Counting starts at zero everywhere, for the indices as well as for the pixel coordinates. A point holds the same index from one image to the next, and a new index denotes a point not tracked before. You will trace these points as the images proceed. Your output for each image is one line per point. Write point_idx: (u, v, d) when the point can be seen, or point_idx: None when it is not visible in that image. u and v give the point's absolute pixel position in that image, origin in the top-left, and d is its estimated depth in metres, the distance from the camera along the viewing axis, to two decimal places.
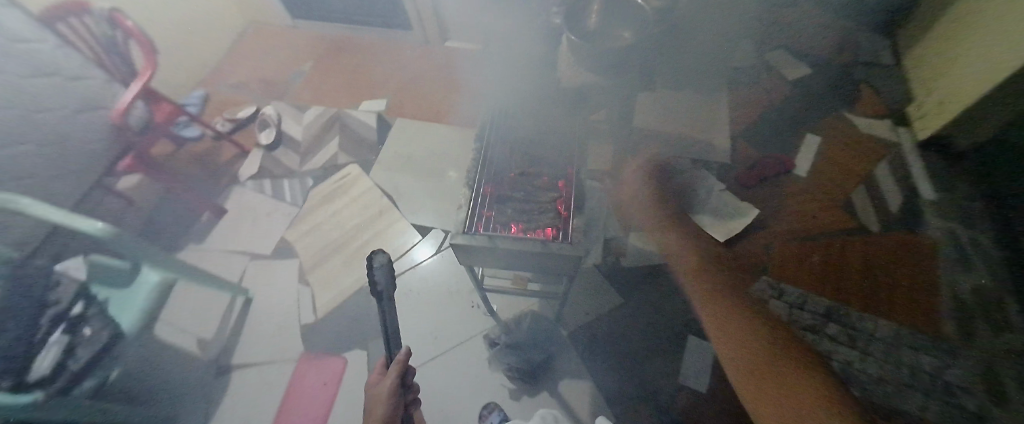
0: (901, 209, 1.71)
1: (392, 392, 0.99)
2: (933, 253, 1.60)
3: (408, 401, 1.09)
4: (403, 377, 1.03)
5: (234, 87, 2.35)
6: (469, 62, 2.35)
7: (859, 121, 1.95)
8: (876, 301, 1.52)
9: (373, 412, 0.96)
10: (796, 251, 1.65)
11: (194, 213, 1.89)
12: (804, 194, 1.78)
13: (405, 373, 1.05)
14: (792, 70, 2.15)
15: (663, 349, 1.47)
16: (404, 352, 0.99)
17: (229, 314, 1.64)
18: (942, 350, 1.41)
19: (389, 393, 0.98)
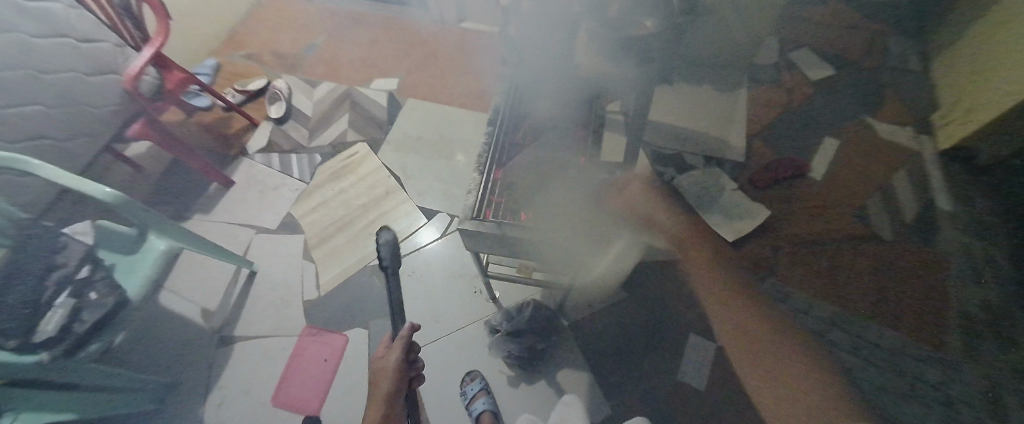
0: (915, 218, 1.68)
1: (398, 364, 0.91)
2: (944, 265, 1.57)
3: (416, 379, 0.98)
4: (409, 350, 0.96)
5: (246, 57, 2.33)
6: (484, 45, 2.32)
7: (879, 127, 1.91)
8: (884, 309, 1.50)
9: (378, 385, 0.86)
10: (805, 255, 1.62)
11: (201, 183, 1.89)
12: (818, 197, 1.75)
13: (410, 348, 0.97)
14: (814, 70, 2.10)
15: (663, 345, 1.47)
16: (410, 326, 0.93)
17: (233, 286, 1.66)
18: (946, 363, 1.39)
19: (394, 366, 0.89)
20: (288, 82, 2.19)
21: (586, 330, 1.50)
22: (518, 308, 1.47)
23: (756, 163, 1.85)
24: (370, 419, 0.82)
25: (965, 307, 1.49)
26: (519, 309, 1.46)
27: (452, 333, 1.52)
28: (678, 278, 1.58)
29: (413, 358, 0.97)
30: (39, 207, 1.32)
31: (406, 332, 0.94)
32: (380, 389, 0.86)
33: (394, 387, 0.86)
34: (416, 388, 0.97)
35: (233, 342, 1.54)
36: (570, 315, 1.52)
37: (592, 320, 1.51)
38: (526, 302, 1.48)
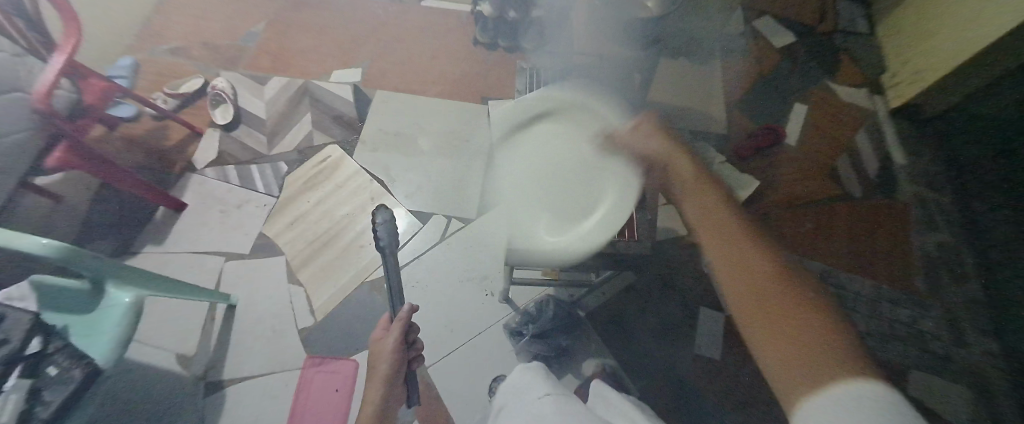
0: (877, 174, 1.83)
1: (397, 349, 0.89)
2: (904, 215, 1.75)
3: (414, 356, 0.99)
4: (407, 332, 0.92)
5: (170, 53, 1.97)
6: (452, 25, 2.13)
7: (840, 90, 2.03)
8: (861, 263, 1.65)
9: (375, 368, 0.89)
10: (790, 219, 1.74)
11: (144, 209, 1.60)
12: (796, 162, 1.85)
13: (409, 329, 0.93)
14: (778, 37, 2.18)
15: (679, 322, 1.49)
16: (407, 310, 0.87)
17: (211, 324, 1.46)
18: (914, 303, 1.57)
19: (393, 351, 0.89)
20: (231, 81, 1.89)
21: (604, 318, 1.49)
22: (539, 307, 1.45)
23: (737, 134, 1.91)
24: (369, 397, 0.88)
25: (925, 250, 1.67)
26: (540, 307, 1.44)
27: (470, 340, 1.46)
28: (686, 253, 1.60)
29: (412, 338, 0.96)
30: None
31: (405, 317, 0.88)
32: (379, 374, 0.88)
33: (391, 371, 0.88)
34: (415, 365, 1.00)
35: (223, 387, 1.36)
36: (586, 306, 1.51)
37: (609, 308, 1.51)
38: (545, 299, 1.47)
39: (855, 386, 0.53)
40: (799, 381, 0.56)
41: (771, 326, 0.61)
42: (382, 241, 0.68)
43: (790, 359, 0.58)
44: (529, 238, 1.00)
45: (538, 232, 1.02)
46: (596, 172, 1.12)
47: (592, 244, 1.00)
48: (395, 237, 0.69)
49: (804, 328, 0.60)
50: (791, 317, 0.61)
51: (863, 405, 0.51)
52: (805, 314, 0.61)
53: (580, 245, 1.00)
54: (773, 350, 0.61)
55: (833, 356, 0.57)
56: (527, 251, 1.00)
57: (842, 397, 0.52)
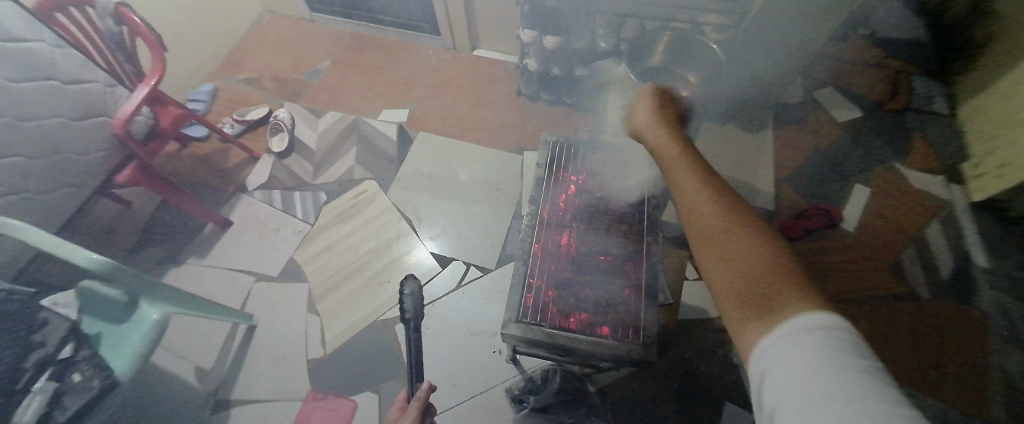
0: (950, 277, 1.54)
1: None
2: (986, 332, 1.42)
3: None
4: (423, 413, 0.92)
5: (246, 83, 2.20)
6: (500, 75, 2.21)
7: (910, 175, 1.81)
8: (921, 379, 1.42)
9: None
10: (842, 314, 1.57)
11: (195, 223, 1.74)
12: (846, 252, 1.71)
13: (425, 411, 0.95)
14: (840, 111, 2.03)
15: (700, 417, 1.34)
16: (427, 387, 0.91)
17: (231, 342, 1.52)
18: None
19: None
20: (291, 111, 2.06)
21: (616, 398, 1.39)
22: (544, 376, 1.39)
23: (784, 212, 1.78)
24: None
25: None
26: (545, 377, 1.38)
27: (471, 399, 1.40)
28: (715, 338, 1.47)
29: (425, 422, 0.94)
30: (8, 272, 1.17)
31: (423, 395, 0.91)
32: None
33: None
34: None
35: (229, 407, 1.40)
36: (598, 381, 1.41)
37: (622, 388, 1.40)
38: (552, 368, 1.40)
39: (808, 313, 0.50)
40: (753, 311, 0.55)
41: (734, 268, 0.60)
42: (406, 311, 0.85)
43: (752, 292, 0.57)
44: (524, 326, 1.00)
45: (536, 321, 1.02)
46: (611, 264, 1.11)
47: (590, 344, 0.97)
48: (418, 310, 0.87)
49: (759, 266, 0.58)
50: (749, 258, 0.60)
51: (814, 331, 0.48)
52: (765, 253, 0.60)
53: (577, 342, 0.98)
54: (736, 288, 0.59)
55: (788, 287, 0.55)
56: (524, 333, 0.99)
57: (792, 325, 0.50)
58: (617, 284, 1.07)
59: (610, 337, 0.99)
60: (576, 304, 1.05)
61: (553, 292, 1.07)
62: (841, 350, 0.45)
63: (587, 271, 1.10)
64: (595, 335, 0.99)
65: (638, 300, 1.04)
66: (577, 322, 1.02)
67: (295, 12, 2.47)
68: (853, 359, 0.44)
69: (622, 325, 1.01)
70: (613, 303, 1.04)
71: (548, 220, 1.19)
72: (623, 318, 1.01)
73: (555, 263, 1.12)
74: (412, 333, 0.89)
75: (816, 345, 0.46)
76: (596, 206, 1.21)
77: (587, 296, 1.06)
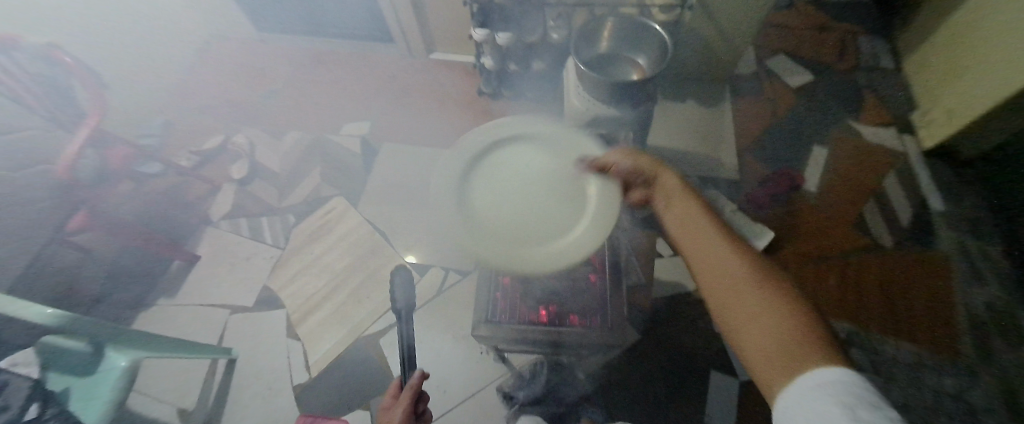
0: (912, 223, 1.67)
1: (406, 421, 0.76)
2: (947, 270, 1.56)
3: None
4: (418, 401, 0.81)
5: (200, 110, 2.12)
6: (460, 76, 2.20)
7: (865, 131, 1.91)
8: (896, 325, 1.47)
9: None
10: (813, 272, 1.59)
11: (159, 262, 1.67)
12: (816, 212, 1.73)
13: (419, 398, 0.83)
14: (793, 76, 2.09)
15: (688, 388, 1.38)
16: (418, 375, 0.80)
17: (212, 378, 1.48)
18: (962, 371, 1.38)
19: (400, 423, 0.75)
20: (249, 136, 2.01)
21: (604, 382, 1.40)
22: (533, 370, 1.39)
23: (750, 180, 1.83)
24: None
25: (970, 308, 1.49)
26: (534, 371, 1.38)
27: (462, 403, 1.40)
28: (696, 310, 1.50)
29: (421, 409, 0.83)
30: None
31: (416, 383, 0.79)
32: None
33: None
34: None
35: None
36: (586, 367, 1.42)
37: (609, 371, 1.42)
38: (539, 362, 1.40)
39: (825, 371, 0.42)
40: (770, 373, 0.46)
41: (748, 324, 0.51)
42: (397, 299, 0.81)
43: (767, 351, 0.48)
44: (493, 325, 1.04)
45: (504, 320, 1.05)
46: (573, 254, 1.13)
47: (559, 335, 1.02)
48: (411, 298, 0.83)
49: (774, 320, 0.49)
50: (759, 312, 0.51)
51: (829, 387, 0.40)
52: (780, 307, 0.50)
53: (546, 334, 1.03)
54: (749, 347, 0.50)
55: (807, 342, 0.46)
56: (492, 333, 1.03)
57: (808, 382, 0.42)
58: (581, 272, 1.11)
59: (578, 325, 1.04)
60: (543, 297, 1.08)
61: (521, 287, 1.10)
62: (857, 406, 0.38)
63: (550, 265, 1.12)
64: (565, 326, 1.04)
65: (601, 284, 1.10)
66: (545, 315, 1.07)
67: (242, 31, 2.38)
68: (874, 421, 0.36)
69: (589, 311, 1.06)
70: (578, 292, 1.09)
71: (505, 219, 1.18)
72: (590, 304, 1.06)
73: (519, 259, 1.15)
74: (404, 321, 0.81)
75: (829, 404, 0.39)
76: (554, 199, 1.22)
77: (553, 287, 1.09)
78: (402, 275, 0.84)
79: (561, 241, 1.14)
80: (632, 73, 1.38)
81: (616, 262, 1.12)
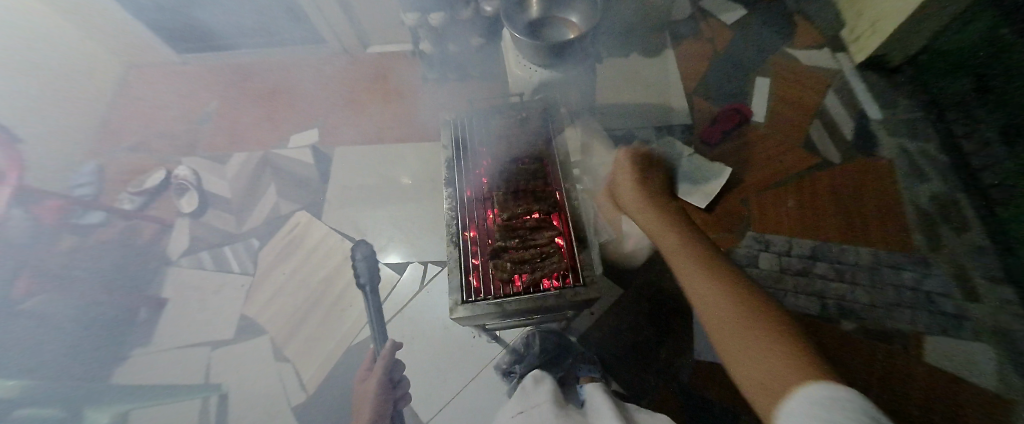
0: (855, 134, 1.76)
1: (382, 386, 0.98)
2: (892, 171, 1.67)
3: (398, 398, 1.05)
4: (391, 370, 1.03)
5: (133, 149, 1.96)
6: (401, 65, 2.13)
7: (800, 55, 1.98)
8: (852, 232, 1.57)
9: (361, 409, 0.94)
10: (773, 198, 1.67)
11: (122, 314, 1.56)
12: (766, 140, 1.79)
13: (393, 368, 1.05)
14: (727, 13, 2.14)
15: (675, 329, 1.43)
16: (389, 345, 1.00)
17: (206, 418, 1.41)
18: (917, 263, 1.49)
19: (377, 387, 0.97)
20: (192, 166, 1.90)
21: (596, 340, 1.45)
22: (526, 341, 1.41)
23: (702, 121, 1.87)
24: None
25: (918, 203, 1.59)
26: (527, 344, 1.40)
27: (463, 389, 1.41)
28: None
29: (396, 376, 1.06)
30: None
31: (389, 352, 1.03)
32: (364, 413, 0.94)
33: (376, 410, 0.93)
34: (402, 405, 1.06)
35: None
36: (576, 330, 1.46)
37: (599, 328, 1.46)
38: (531, 334, 1.42)
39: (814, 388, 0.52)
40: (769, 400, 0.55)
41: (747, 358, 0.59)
42: (361, 275, 1.02)
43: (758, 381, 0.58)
44: (471, 305, 1.02)
45: (481, 298, 1.03)
46: (539, 221, 1.14)
47: (535, 301, 1.01)
48: (370, 275, 1.03)
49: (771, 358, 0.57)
50: (763, 352, 0.58)
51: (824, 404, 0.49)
52: (773, 338, 0.59)
53: (522, 303, 1.02)
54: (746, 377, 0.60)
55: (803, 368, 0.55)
56: (471, 312, 1.01)
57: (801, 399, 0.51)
58: (547, 235, 1.12)
59: (554, 287, 1.04)
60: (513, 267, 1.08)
61: (490, 263, 1.09)
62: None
63: (518, 235, 1.13)
64: (541, 291, 1.03)
65: (570, 247, 1.10)
66: (519, 284, 1.06)
67: (160, 57, 2.20)
68: None
69: (561, 274, 1.06)
70: (547, 256, 1.09)
71: (467, 201, 1.19)
72: (562, 265, 1.07)
73: (483, 236, 1.14)
74: (371, 296, 1.03)
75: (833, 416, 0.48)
76: (507, 171, 1.24)
77: (521, 256, 1.09)
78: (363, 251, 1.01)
79: (523, 211, 1.16)
80: (568, 32, 1.31)
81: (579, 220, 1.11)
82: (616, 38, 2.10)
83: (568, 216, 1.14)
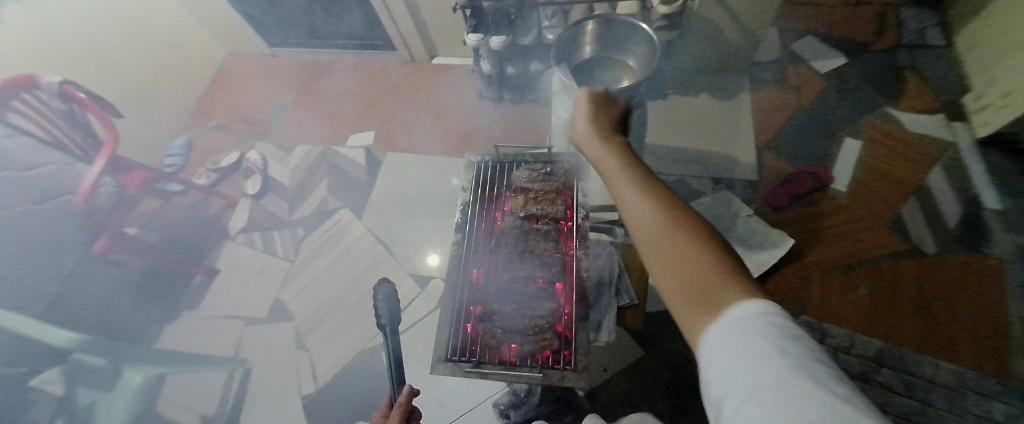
0: (960, 222, 1.48)
1: None
2: (1001, 276, 1.37)
3: None
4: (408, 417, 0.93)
5: (218, 129, 2.19)
6: (462, 79, 2.17)
7: (905, 119, 1.70)
8: (932, 340, 1.32)
9: None
10: (839, 282, 1.45)
11: (181, 277, 1.74)
12: (844, 212, 1.57)
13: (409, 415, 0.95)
14: (822, 61, 1.91)
15: (694, 408, 1.30)
16: (409, 390, 0.92)
17: (228, 389, 1.52)
18: (1014, 395, 1.19)
19: None
20: (262, 151, 2.09)
21: (604, 399, 1.34)
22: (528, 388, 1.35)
23: (769, 179, 1.69)
24: None
25: None
26: (528, 391, 1.34)
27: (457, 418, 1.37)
28: None
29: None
30: None
31: (406, 400, 0.92)
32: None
33: None
34: None
35: None
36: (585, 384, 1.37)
37: (611, 389, 1.35)
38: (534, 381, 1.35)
39: (744, 301, 0.44)
40: (699, 319, 0.46)
41: (672, 268, 0.52)
42: (382, 316, 0.93)
43: (688, 291, 0.49)
44: (451, 366, 1.01)
45: (466, 362, 1.01)
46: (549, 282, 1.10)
47: (520, 377, 0.99)
48: (394, 315, 0.95)
49: (697, 266, 0.50)
50: (689, 261, 0.51)
51: (757, 321, 0.41)
52: (698, 247, 0.52)
53: (508, 377, 0.99)
54: (678, 293, 0.50)
55: (732, 285, 0.47)
56: (451, 373, 1.00)
57: (737, 312, 0.43)
58: (548, 307, 1.07)
59: (545, 366, 1.00)
60: (504, 334, 1.04)
61: (482, 326, 1.06)
62: (784, 341, 0.38)
63: (515, 299, 1.09)
64: (528, 367, 1.00)
65: (570, 327, 1.05)
66: (509, 352, 1.03)
67: (254, 48, 2.44)
68: (800, 354, 0.36)
69: (553, 352, 1.02)
70: (541, 331, 1.04)
71: (474, 250, 1.18)
72: (555, 341, 1.02)
73: (481, 294, 1.12)
74: (391, 338, 0.94)
75: (760, 332, 0.39)
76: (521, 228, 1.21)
77: (516, 324, 1.05)
78: (384, 291, 0.96)
79: (522, 275, 1.13)
80: (624, 77, 1.25)
81: (585, 294, 1.07)
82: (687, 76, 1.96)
83: (573, 289, 1.09)
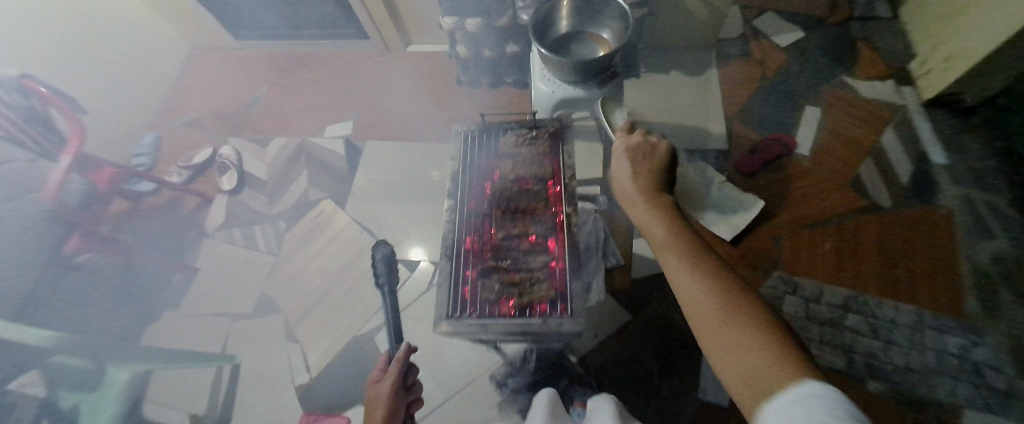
0: (912, 178, 1.60)
1: (396, 389, 0.90)
2: (950, 225, 1.50)
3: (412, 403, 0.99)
4: (406, 374, 0.96)
5: (188, 126, 2.12)
6: (438, 66, 2.17)
7: (861, 87, 1.82)
8: (894, 286, 1.42)
9: (373, 415, 0.85)
10: (808, 239, 1.55)
11: (160, 277, 1.69)
12: (808, 175, 1.67)
13: (407, 371, 0.97)
14: (783, 35, 2.01)
15: (681, 364, 1.36)
16: (407, 347, 0.94)
17: (218, 384, 1.50)
18: (967, 328, 1.33)
19: (392, 390, 0.89)
20: (236, 146, 2.03)
21: (597, 363, 1.39)
22: (523, 355, 1.39)
23: (740, 149, 1.77)
24: None
25: (977, 264, 1.43)
26: (523, 359, 1.37)
27: (454, 395, 1.39)
28: None
29: (410, 380, 0.98)
30: None
31: (404, 355, 0.94)
32: (376, 419, 0.84)
33: (390, 415, 0.85)
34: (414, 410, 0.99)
35: None
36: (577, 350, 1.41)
37: (602, 353, 1.41)
38: (528, 348, 1.39)
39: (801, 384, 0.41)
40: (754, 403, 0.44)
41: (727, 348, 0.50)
42: (381, 277, 0.94)
43: (742, 373, 0.47)
44: (453, 322, 1.04)
45: (468, 317, 1.04)
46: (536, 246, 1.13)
47: (516, 325, 1.02)
48: (392, 275, 0.96)
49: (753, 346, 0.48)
50: (742, 340, 0.49)
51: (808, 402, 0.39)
52: (755, 326, 0.50)
53: (505, 327, 1.02)
54: (732, 373, 0.48)
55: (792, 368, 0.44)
56: (455, 328, 1.03)
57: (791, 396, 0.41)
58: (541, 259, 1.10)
59: (543, 315, 1.03)
60: (502, 289, 1.07)
61: (479, 279, 1.09)
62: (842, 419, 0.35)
63: (512, 255, 1.11)
64: (526, 316, 1.03)
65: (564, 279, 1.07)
66: (508, 304, 1.05)
67: (221, 42, 2.36)
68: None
69: (550, 302, 1.05)
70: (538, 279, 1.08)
71: (468, 213, 1.20)
72: (550, 294, 1.05)
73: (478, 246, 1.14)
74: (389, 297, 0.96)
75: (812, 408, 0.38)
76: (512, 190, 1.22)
77: (511, 278, 1.08)
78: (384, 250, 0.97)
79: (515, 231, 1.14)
80: (599, 48, 1.27)
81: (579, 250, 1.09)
82: (659, 53, 2.02)
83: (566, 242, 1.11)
